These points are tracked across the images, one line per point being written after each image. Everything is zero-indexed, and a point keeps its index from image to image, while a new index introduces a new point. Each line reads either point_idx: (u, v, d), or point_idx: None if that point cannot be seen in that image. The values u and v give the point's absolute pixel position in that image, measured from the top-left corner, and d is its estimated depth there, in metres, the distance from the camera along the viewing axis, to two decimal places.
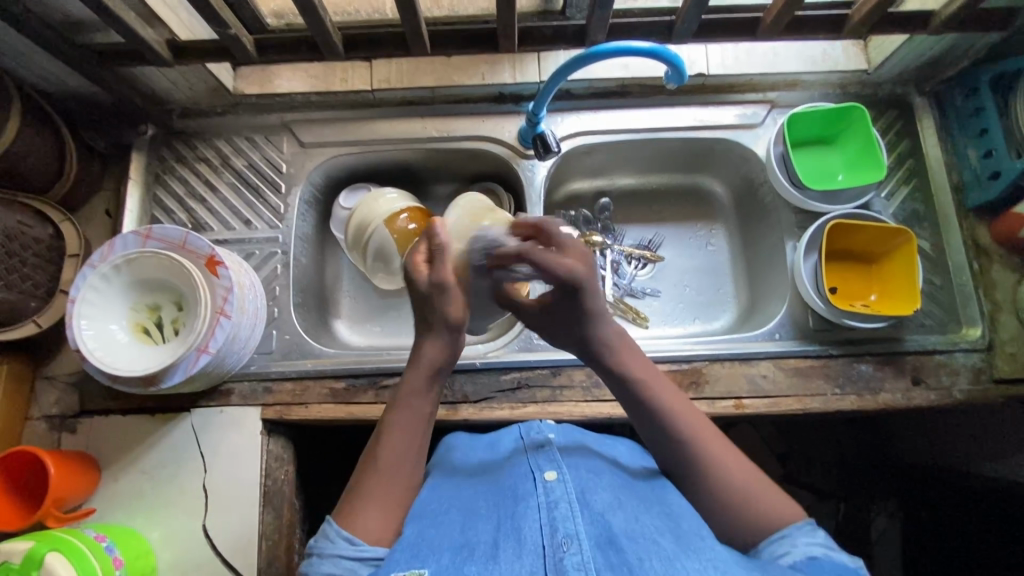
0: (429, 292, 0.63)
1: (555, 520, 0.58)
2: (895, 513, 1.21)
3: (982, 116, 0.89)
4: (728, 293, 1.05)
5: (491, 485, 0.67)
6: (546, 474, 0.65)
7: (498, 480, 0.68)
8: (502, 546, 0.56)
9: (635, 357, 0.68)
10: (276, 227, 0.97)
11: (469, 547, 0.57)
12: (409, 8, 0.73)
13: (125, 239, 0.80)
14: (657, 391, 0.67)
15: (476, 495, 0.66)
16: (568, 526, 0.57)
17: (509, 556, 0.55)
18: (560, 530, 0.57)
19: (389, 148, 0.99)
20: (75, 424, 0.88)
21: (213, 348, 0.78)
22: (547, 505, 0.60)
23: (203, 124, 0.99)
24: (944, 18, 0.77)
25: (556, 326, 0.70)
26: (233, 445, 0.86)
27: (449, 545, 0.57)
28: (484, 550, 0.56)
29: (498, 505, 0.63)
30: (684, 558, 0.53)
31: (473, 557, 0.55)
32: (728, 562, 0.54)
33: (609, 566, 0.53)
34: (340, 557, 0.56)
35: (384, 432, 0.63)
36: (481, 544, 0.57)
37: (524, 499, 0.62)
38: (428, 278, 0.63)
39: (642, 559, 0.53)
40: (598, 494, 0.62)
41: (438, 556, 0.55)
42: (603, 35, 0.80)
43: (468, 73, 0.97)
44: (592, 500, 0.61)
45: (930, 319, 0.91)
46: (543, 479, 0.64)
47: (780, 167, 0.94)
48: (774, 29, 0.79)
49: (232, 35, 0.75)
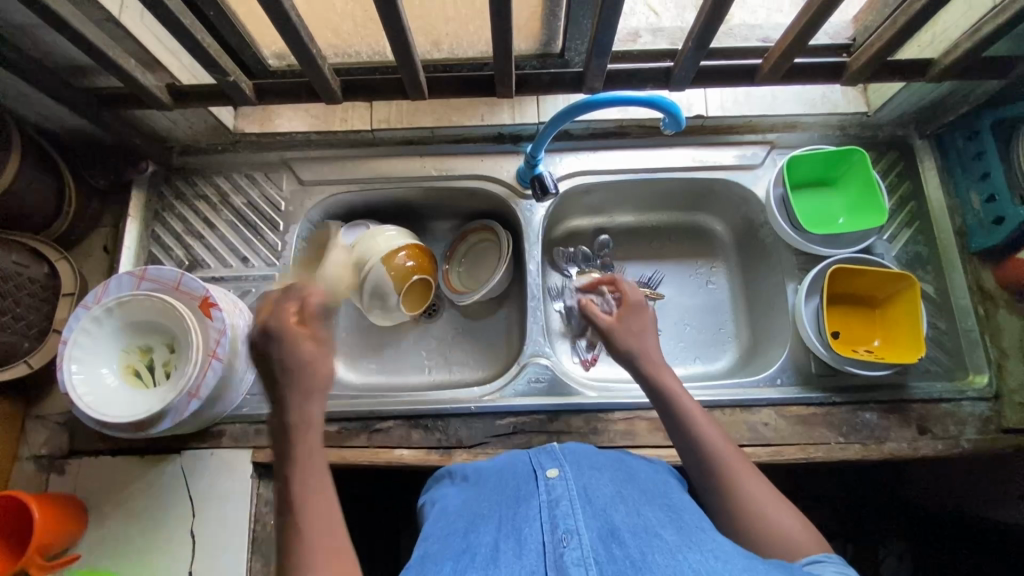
0: (310, 360, 0.59)
1: (556, 517, 0.54)
2: (905, 554, 1.19)
3: (984, 161, 0.88)
4: (729, 333, 1.04)
5: (494, 487, 0.64)
6: (549, 472, 0.62)
7: (501, 480, 0.65)
8: (503, 548, 0.52)
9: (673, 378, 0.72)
10: (273, 265, 0.96)
11: (470, 553, 0.53)
12: (407, 58, 0.74)
13: (119, 280, 0.80)
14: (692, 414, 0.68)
15: (480, 500, 0.63)
16: (568, 522, 0.53)
17: (509, 557, 0.51)
18: (559, 526, 0.53)
19: (387, 186, 0.99)
20: (64, 465, 0.86)
21: (204, 393, 0.76)
22: (549, 505, 0.57)
23: (203, 162, 1.00)
24: (941, 69, 0.77)
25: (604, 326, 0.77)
26: (223, 491, 0.85)
27: (453, 554, 0.53)
28: (486, 554, 0.52)
29: (500, 506, 0.59)
30: (687, 550, 0.50)
31: (476, 559, 0.52)
32: (732, 554, 0.51)
33: (610, 560, 0.49)
34: None
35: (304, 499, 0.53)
36: (484, 547, 0.53)
37: (527, 500, 0.59)
38: (308, 341, 0.60)
39: (644, 553, 0.49)
40: (602, 489, 0.59)
41: (441, 562, 0.52)
42: (600, 83, 0.80)
43: (467, 113, 0.98)
44: (596, 495, 0.58)
45: (936, 365, 0.89)
46: (546, 478, 0.61)
47: (779, 211, 0.93)
48: (772, 77, 0.80)
49: (231, 81, 0.75)
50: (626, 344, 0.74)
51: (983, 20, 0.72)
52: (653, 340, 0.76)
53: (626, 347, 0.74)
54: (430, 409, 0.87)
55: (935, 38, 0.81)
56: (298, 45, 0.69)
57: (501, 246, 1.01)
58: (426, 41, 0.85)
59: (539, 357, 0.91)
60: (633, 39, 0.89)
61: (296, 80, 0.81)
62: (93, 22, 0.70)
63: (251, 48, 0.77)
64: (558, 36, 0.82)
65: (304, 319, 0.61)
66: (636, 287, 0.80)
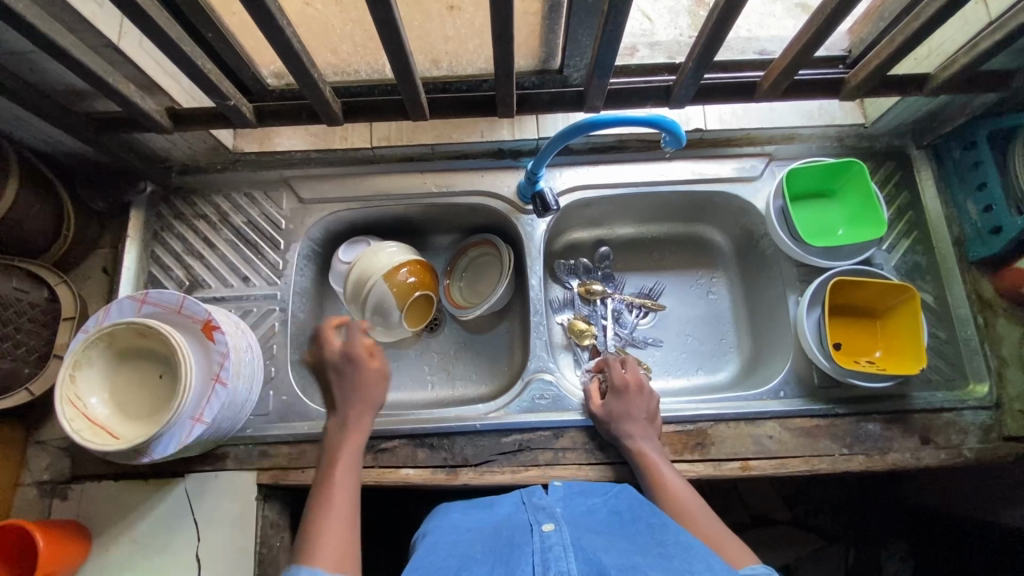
0: (344, 362, 0.88)
1: (548, 560, 0.56)
2: (908, 556, 1.19)
3: (981, 171, 0.88)
4: (730, 344, 1.04)
5: (490, 535, 0.66)
6: (545, 526, 0.64)
7: (499, 531, 0.67)
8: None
9: (651, 443, 0.82)
10: (274, 284, 0.96)
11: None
12: (409, 83, 0.74)
13: (120, 305, 0.80)
14: (663, 475, 0.78)
15: (476, 543, 0.65)
16: (561, 564, 0.55)
17: None
18: (551, 569, 0.55)
19: (387, 203, 0.99)
20: (65, 490, 0.86)
21: (208, 417, 0.76)
22: (543, 551, 0.58)
23: (203, 181, 1.00)
24: (938, 83, 0.77)
25: (599, 419, 0.85)
26: (227, 515, 0.84)
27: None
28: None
29: (495, 552, 0.62)
30: None
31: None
32: None
33: None
34: None
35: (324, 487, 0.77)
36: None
37: (522, 547, 0.60)
38: (342, 351, 0.89)
39: None
40: (595, 541, 0.60)
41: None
42: (600, 101, 0.81)
43: (467, 130, 0.99)
44: (590, 544, 0.59)
45: (936, 374, 0.90)
46: (542, 530, 0.63)
47: (780, 223, 0.93)
48: (773, 93, 0.80)
49: (232, 105, 0.75)
50: (625, 427, 0.83)
51: (979, 36, 0.73)
52: (642, 421, 0.84)
53: (627, 432, 0.83)
54: (435, 428, 0.87)
55: (931, 52, 0.82)
56: (299, 70, 0.69)
57: (502, 260, 1.01)
58: (425, 59, 0.84)
59: (542, 373, 0.91)
60: (631, 53, 0.89)
61: (296, 102, 0.82)
62: (92, 49, 0.69)
63: (251, 69, 0.77)
64: (556, 53, 0.81)
65: (372, 354, 0.90)
66: (635, 370, 0.90)
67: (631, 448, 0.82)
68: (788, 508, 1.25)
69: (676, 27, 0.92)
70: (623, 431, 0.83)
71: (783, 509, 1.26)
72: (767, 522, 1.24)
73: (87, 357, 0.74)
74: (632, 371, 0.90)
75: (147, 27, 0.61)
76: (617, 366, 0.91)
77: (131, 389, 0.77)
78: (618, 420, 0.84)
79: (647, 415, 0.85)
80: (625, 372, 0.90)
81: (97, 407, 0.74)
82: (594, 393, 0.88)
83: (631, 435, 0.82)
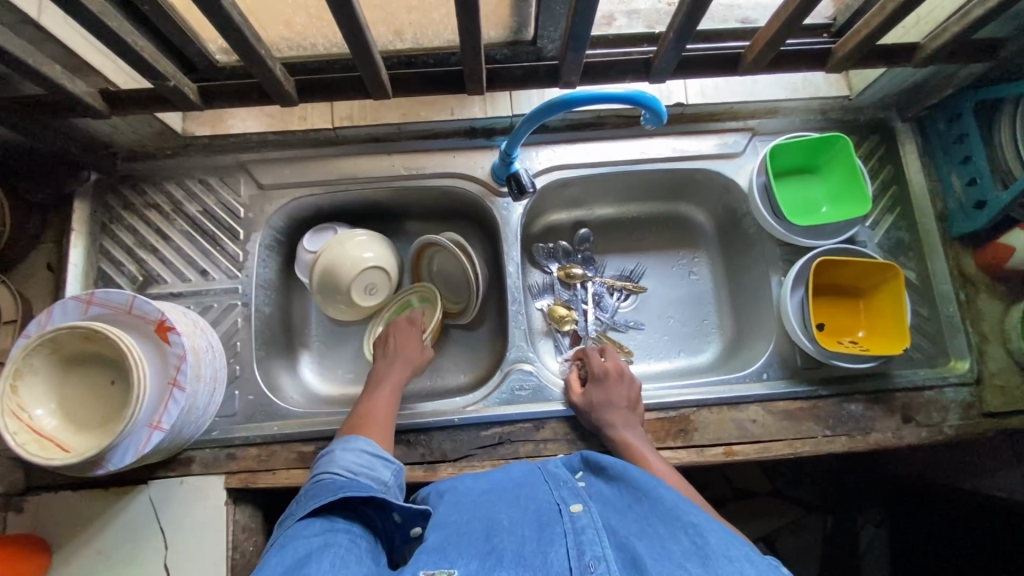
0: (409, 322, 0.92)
1: (583, 543, 0.56)
2: (882, 522, 1.21)
3: (966, 143, 0.87)
4: (712, 325, 1.03)
5: (512, 503, 0.66)
6: (572, 506, 0.63)
7: (521, 500, 0.66)
8: (529, 562, 0.55)
9: (635, 431, 0.80)
10: (234, 277, 0.90)
11: (497, 554, 0.56)
12: (367, 59, 0.68)
13: (64, 306, 0.74)
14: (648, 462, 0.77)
15: (501, 508, 0.65)
16: (595, 548, 0.55)
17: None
18: (586, 552, 0.54)
19: (355, 188, 0.93)
20: (21, 502, 0.81)
21: (166, 424, 0.72)
22: (574, 532, 0.58)
23: (153, 168, 0.93)
24: (928, 53, 0.74)
25: (580, 411, 0.83)
26: (195, 521, 0.80)
27: (477, 556, 0.57)
28: (511, 555, 0.56)
29: (523, 523, 0.61)
30: None
31: (504, 561, 0.55)
32: None
33: None
34: (363, 451, 0.71)
35: (378, 377, 0.85)
36: (508, 550, 0.57)
37: (550, 526, 0.60)
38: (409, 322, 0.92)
39: None
40: (626, 523, 0.60)
41: (467, 559, 0.56)
42: (576, 76, 0.76)
43: (436, 108, 0.93)
44: (621, 527, 0.59)
45: (919, 352, 0.89)
46: (570, 511, 0.62)
47: (762, 199, 0.90)
48: (756, 66, 0.77)
49: (172, 86, 0.68)
50: (610, 417, 0.80)
51: (972, 3, 0.69)
52: (618, 409, 0.81)
53: (607, 419, 0.80)
54: (412, 423, 0.84)
55: (921, 20, 0.78)
56: (243, 46, 0.62)
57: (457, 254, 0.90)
58: (388, 31, 0.78)
59: (522, 363, 0.88)
60: (607, 24, 0.82)
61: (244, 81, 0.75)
62: (8, 26, 0.61)
63: (193, 44, 0.69)
64: (529, 22, 0.76)
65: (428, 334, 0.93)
66: (610, 359, 0.88)
67: (611, 437, 0.80)
68: (768, 480, 1.26)
69: None
70: (603, 417, 0.81)
71: (764, 482, 1.26)
72: (747, 496, 1.25)
73: (28, 366, 0.68)
74: (617, 360, 0.88)
75: (64, 1, 0.53)
76: (594, 355, 0.89)
77: (81, 397, 0.72)
78: (601, 409, 0.81)
79: (629, 402, 0.83)
80: (603, 360, 0.88)
81: (44, 419, 0.69)
82: (570, 384, 0.86)
83: (614, 431, 0.80)
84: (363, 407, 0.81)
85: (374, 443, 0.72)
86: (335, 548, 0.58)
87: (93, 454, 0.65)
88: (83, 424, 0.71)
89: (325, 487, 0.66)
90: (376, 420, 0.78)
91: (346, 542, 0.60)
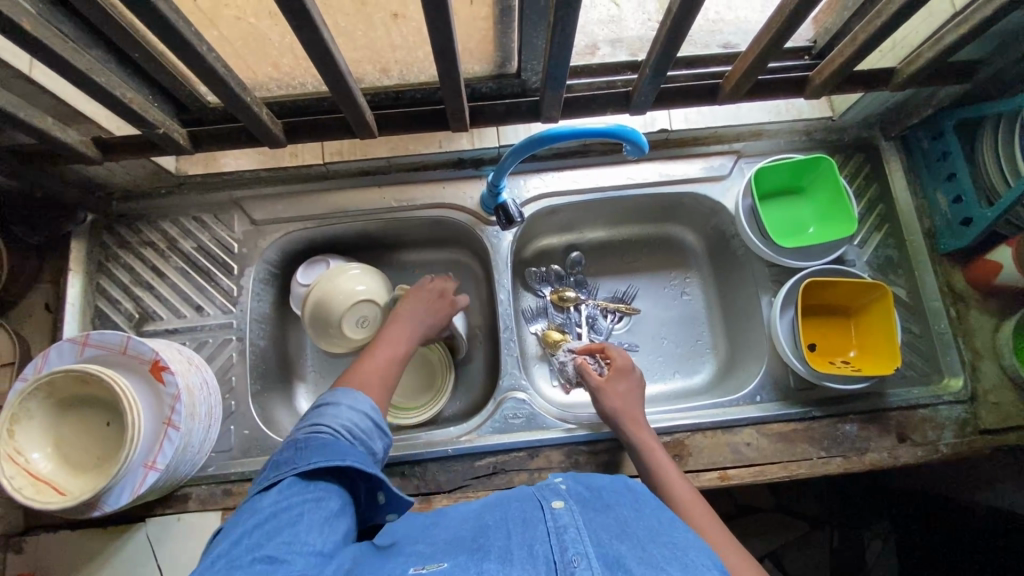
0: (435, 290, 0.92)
1: (564, 541, 0.53)
2: (890, 535, 1.18)
3: (950, 160, 0.88)
4: (706, 345, 1.03)
5: (498, 506, 0.64)
6: (554, 502, 0.61)
7: (507, 505, 0.64)
8: (513, 556, 0.53)
9: (646, 433, 0.81)
10: (230, 312, 0.91)
11: (484, 550, 0.54)
12: (350, 101, 0.70)
13: (60, 349, 0.76)
14: (666, 476, 0.76)
15: (489, 513, 0.63)
16: (578, 546, 0.52)
17: (522, 559, 0.52)
18: (569, 549, 0.52)
19: (346, 221, 0.95)
20: (20, 543, 0.81)
21: (160, 464, 0.72)
22: (556, 531, 0.55)
23: (149, 206, 0.95)
24: (905, 77, 0.75)
25: (602, 399, 0.84)
26: (192, 557, 0.81)
27: (464, 552, 0.55)
28: (498, 551, 0.54)
29: (507, 520, 0.60)
30: None
31: (489, 556, 0.53)
32: None
33: None
34: (365, 416, 0.71)
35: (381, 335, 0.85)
36: (494, 547, 0.55)
37: (533, 524, 0.57)
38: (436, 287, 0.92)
39: None
40: (608, 526, 0.57)
41: (455, 554, 0.54)
42: (557, 110, 0.78)
43: (425, 141, 0.94)
44: (602, 529, 0.56)
45: (912, 370, 0.89)
46: (551, 507, 0.60)
47: (748, 221, 0.91)
48: (736, 95, 0.78)
49: (163, 133, 0.70)
50: (619, 406, 0.83)
51: (944, 29, 0.70)
52: (637, 400, 0.85)
53: (611, 408, 0.83)
54: (406, 455, 0.84)
55: (897, 45, 0.80)
56: (228, 95, 0.64)
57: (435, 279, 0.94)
58: (374, 69, 0.79)
59: (515, 392, 0.89)
60: (591, 52, 0.84)
61: (233, 124, 0.77)
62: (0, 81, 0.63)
63: (183, 91, 0.71)
64: (513, 57, 0.77)
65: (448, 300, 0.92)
66: (624, 354, 0.90)
67: (636, 441, 0.80)
68: (772, 495, 1.25)
69: (645, 11, 0.85)
70: (607, 406, 0.83)
71: (768, 498, 1.25)
72: (751, 512, 1.24)
73: (24, 411, 0.69)
74: (625, 358, 0.89)
75: (52, 62, 0.55)
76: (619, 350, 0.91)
77: (76, 438, 0.73)
78: (629, 401, 0.84)
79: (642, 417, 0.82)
80: (613, 350, 0.91)
81: (41, 462, 0.70)
82: (583, 367, 0.89)
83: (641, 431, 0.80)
84: (359, 364, 0.81)
85: (376, 412, 0.73)
86: (325, 514, 0.58)
87: (88, 498, 0.66)
88: (81, 466, 0.72)
89: (329, 445, 0.65)
90: (373, 377, 0.79)
91: (336, 508, 0.60)
